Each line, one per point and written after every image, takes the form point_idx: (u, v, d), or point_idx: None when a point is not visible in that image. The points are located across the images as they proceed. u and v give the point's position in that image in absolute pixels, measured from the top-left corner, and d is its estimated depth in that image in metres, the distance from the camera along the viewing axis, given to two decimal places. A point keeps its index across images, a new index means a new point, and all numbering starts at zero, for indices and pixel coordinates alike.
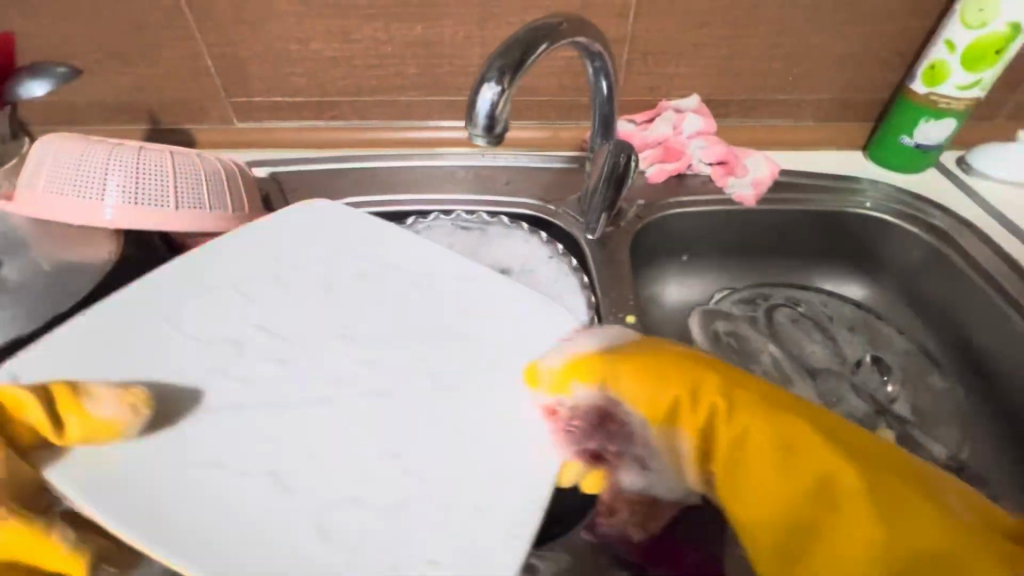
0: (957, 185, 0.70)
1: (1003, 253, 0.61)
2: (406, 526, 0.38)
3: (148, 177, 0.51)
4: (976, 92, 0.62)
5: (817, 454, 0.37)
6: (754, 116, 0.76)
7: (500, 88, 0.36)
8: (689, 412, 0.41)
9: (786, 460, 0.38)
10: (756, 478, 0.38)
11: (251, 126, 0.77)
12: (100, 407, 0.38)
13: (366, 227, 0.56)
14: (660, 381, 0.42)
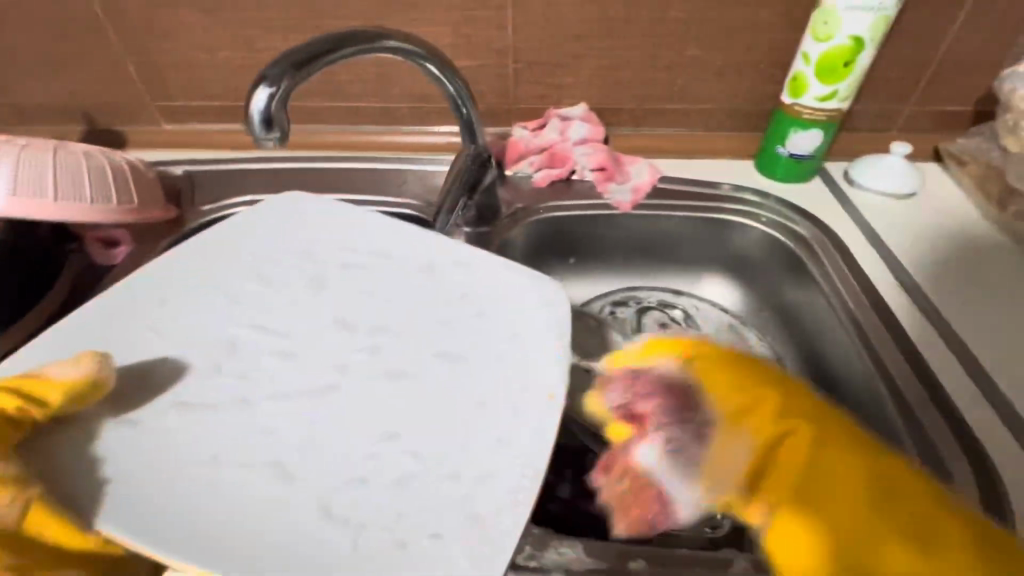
0: (837, 196, 0.71)
1: (856, 267, 0.62)
2: (407, 502, 0.40)
3: (28, 169, 0.57)
4: (836, 104, 0.63)
5: (915, 501, 0.37)
6: (646, 125, 0.77)
7: (275, 89, 0.41)
8: (767, 409, 0.42)
9: (884, 499, 0.37)
10: (824, 498, 0.37)
11: (176, 128, 0.82)
12: (63, 371, 0.41)
13: (333, 220, 0.60)
14: (738, 385, 0.44)
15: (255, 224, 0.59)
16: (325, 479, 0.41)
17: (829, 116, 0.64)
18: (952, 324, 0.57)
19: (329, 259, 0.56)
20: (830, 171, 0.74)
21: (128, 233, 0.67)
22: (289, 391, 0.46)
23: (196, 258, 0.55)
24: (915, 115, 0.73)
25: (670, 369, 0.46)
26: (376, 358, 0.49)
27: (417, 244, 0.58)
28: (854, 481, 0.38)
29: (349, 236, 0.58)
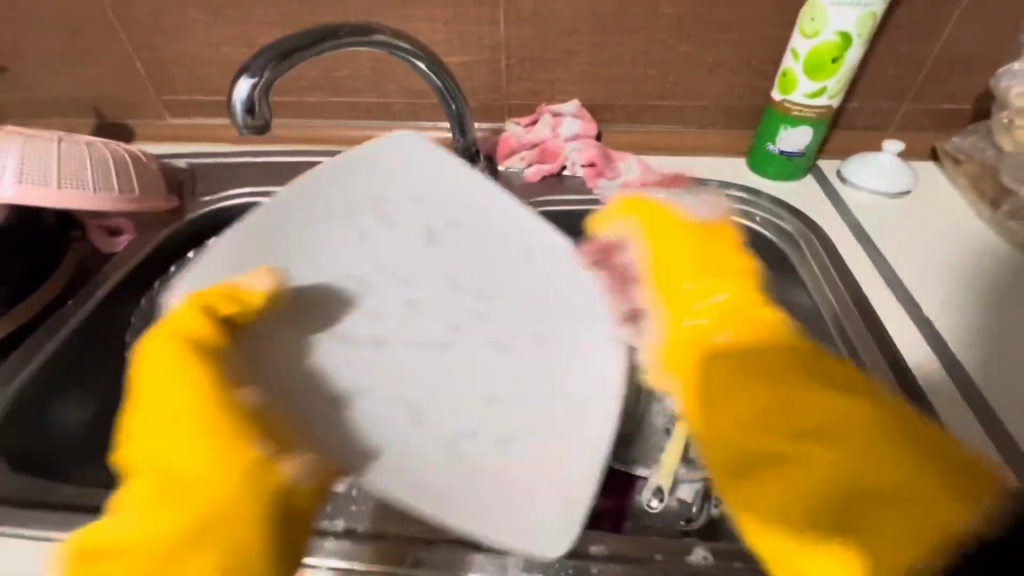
0: (828, 194, 0.70)
1: (839, 263, 0.61)
2: (519, 428, 0.53)
3: (34, 157, 0.59)
4: (825, 101, 0.63)
5: (784, 379, 0.37)
6: (639, 121, 0.77)
7: (257, 79, 0.44)
8: (714, 285, 0.44)
9: (746, 365, 0.38)
10: (727, 372, 0.39)
11: (182, 122, 0.85)
12: (252, 284, 0.49)
13: (435, 179, 0.64)
14: (670, 250, 0.47)
15: (367, 170, 0.64)
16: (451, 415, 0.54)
17: (819, 114, 0.64)
18: (935, 324, 0.57)
19: (441, 220, 0.64)
20: (823, 170, 0.73)
21: (130, 223, 0.69)
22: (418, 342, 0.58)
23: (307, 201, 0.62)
24: (911, 113, 0.72)
25: (628, 231, 0.50)
26: (483, 325, 0.60)
27: (509, 211, 0.62)
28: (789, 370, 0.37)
29: (451, 192, 0.64)
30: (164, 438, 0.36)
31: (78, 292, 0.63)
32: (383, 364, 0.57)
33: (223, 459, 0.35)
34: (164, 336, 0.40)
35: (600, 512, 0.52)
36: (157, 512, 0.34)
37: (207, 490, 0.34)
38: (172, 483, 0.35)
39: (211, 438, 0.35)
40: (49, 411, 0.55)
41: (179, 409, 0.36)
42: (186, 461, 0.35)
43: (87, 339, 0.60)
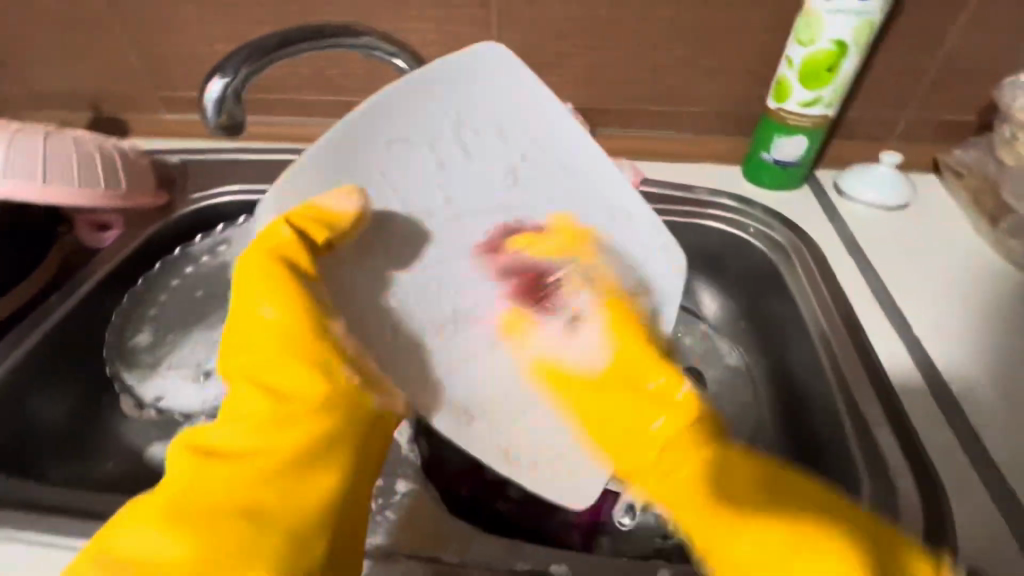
0: (823, 206, 0.68)
1: (830, 276, 0.60)
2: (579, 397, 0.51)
3: (19, 151, 0.58)
4: (821, 110, 0.62)
5: (688, 457, 0.41)
6: (633, 126, 0.76)
7: (228, 81, 0.44)
8: (619, 377, 0.49)
9: (673, 452, 0.42)
10: (669, 458, 0.41)
11: (176, 117, 0.85)
12: (337, 205, 0.47)
13: (524, 108, 0.55)
14: (253, 291, 0.42)
15: (492, 90, 0.55)
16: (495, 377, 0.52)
17: (814, 123, 0.63)
18: (923, 342, 0.55)
19: (510, 154, 0.56)
20: (820, 180, 0.71)
21: (118, 219, 0.69)
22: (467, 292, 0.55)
23: (426, 123, 0.54)
24: (912, 123, 0.70)
25: (588, 309, 0.54)
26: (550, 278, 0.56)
27: (582, 164, 0.56)
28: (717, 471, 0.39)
29: (511, 123, 0.56)
30: (263, 360, 0.39)
31: (63, 285, 0.63)
32: (433, 308, 0.52)
33: (308, 410, 0.38)
34: (263, 258, 0.43)
35: (570, 524, 0.51)
36: (262, 427, 0.37)
37: (314, 413, 0.38)
38: (281, 405, 0.38)
39: (301, 372, 0.39)
40: (25, 407, 0.55)
41: (281, 334, 0.40)
42: (291, 384, 0.38)
43: (68, 334, 0.60)
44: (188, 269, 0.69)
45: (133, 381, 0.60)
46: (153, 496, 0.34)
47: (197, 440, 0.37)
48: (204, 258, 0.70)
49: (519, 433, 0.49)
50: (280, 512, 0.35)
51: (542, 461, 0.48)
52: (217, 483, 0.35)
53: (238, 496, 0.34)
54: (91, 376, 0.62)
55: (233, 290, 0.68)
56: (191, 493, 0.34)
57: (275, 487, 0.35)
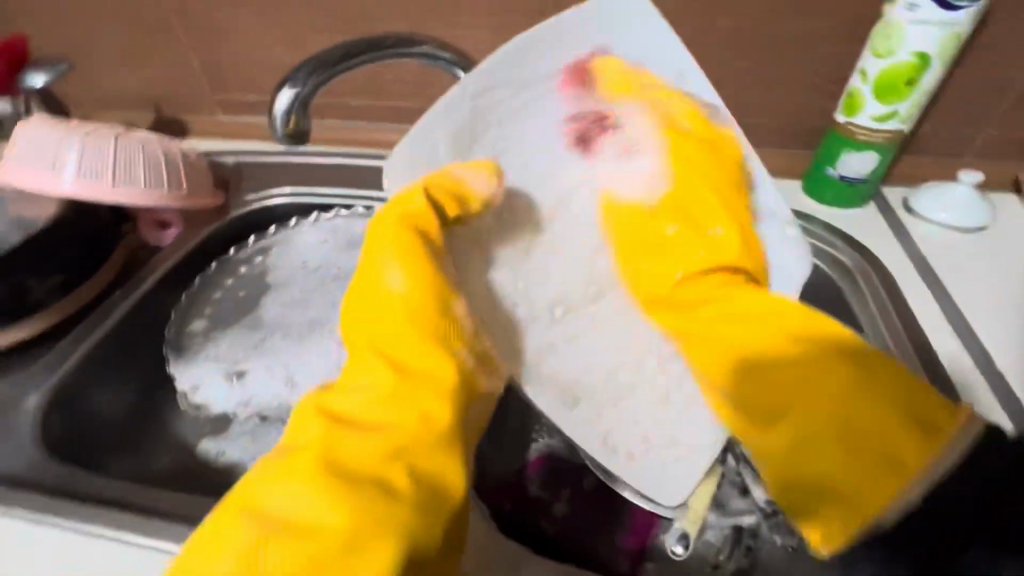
0: (891, 224, 0.65)
1: (901, 301, 0.56)
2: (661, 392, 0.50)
3: (91, 155, 0.61)
4: (896, 125, 0.59)
5: (792, 371, 0.42)
6: None
7: (297, 91, 0.45)
8: (685, 225, 0.50)
9: (733, 318, 0.46)
10: (732, 325, 0.47)
11: (233, 120, 0.87)
12: (471, 182, 0.44)
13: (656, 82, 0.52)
14: (386, 250, 0.38)
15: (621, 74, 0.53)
16: (596, 360, 0.51)
17: (886, 138, 0.60)
18: (1006, 374, 0.51)
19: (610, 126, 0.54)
20: (887, 199, 0.67)
21: (178, 218, 0.71)
22: (570, 277, 0.53)
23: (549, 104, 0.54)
24: (992, 140, 0.66)
25: (646, 134, 0.52)
26: None
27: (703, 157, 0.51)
28: (784, 351, 0.43)
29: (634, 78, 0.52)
30: (391, 332, 0.37)
31: (125, 282, 0.65)
32: (548, 286, 0.53)
33: (435, 380, 0.36)
34: (395, 222, 0.40)
35: (616, 547, 0.49)
36: (394, 397, 0.35)
37: (441, 389, 0.36)
38: (406, 379, 0.35)
39: (428, 342, 0.37)
40: (86, 400, 0.58)
41: (413, 313, 0.37)
42: (416, 359, 0.36)
43: (128, 330, 0.62)
44: (241, 270, 0.71)
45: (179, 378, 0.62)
46: (292, 453, 0.32)
47: (325, 403, 0.35)
48: (256, 260, 0.72)
49: (611, 419, 0.49)
50: (417, 485, 0.32)
51: (636, 454, 0.48)
52: (354, 448, 0.32)
53: (369, 463, 0.32)
54: (148, 371, 0.64)
55: (268, 295, 0.69)
56: (330, 458, 0.31)
57: (417, 456, 0.33)
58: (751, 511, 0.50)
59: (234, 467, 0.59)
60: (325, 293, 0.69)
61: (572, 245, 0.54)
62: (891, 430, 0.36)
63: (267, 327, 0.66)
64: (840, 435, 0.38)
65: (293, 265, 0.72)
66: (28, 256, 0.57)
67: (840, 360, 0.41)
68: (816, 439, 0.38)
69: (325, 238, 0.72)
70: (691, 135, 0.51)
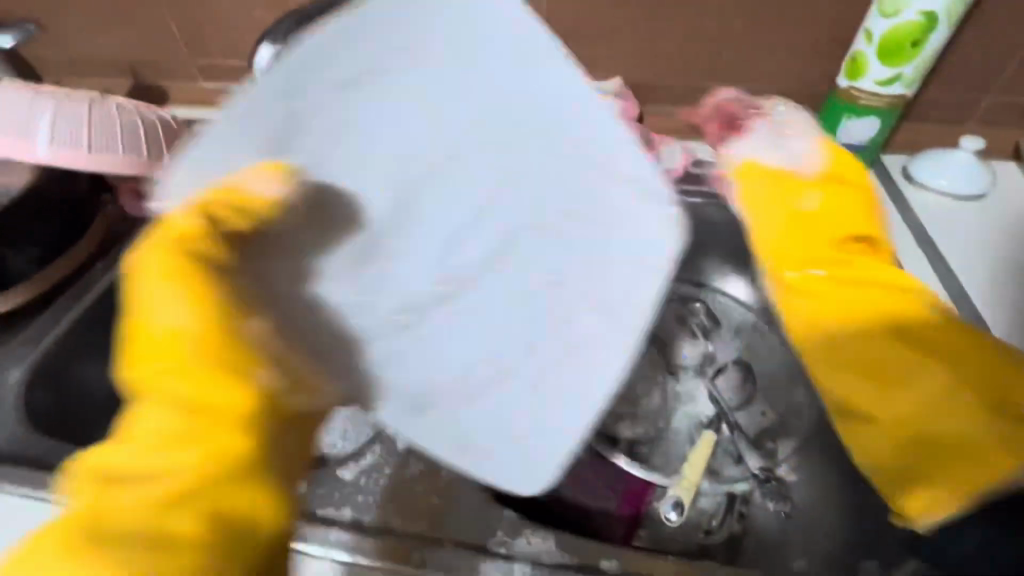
0: (890, 191, 0.63)
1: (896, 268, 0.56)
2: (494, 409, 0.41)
3: (65, 120, 0.58)
4: (899, 89, 0.57)
5: (928, 338, 0.40)
6: (685, 103, 0.72)
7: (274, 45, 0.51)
8: (825, 192, 0.45)
9: (858, 280, 0.42)
10: (862, 295, 0.42)
11: (215, 86, 0.84)
12: (244, 184, 0.40)
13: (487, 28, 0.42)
14: (150, 280, 0.32)
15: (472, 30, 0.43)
16: (440, 359, 0.46)
17: (888, 102, 0.58)
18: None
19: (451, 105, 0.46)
20: (887, 165, 0.66)
21: None
22: (419, 276, 0.51)
23: (329, 92, 0.47)
24: (995, 105, 0.65)
25: (797, 129, 0.48)
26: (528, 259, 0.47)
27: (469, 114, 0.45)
28: (917, 323, 0.41)
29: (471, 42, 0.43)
30: (153, 376, 0.31)
31: (110, 254, 0.64)
32: (412, 278, 0.51)
33: (227, 416, 0.31)
34: (157, 250, 0.33)
35: (611, 515, 0.49)
36: (185, 438, 0.31)
37: (228, 421, 0.31)
38: (198, 416, 0.31)
39: (212, 373, 0.31)
40: (70, 372, 0.57)
41: (172, 352, 0.31)
42: (197, 390, 0.31)
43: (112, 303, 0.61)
44: None
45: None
46: (56, 519, 0.29)
47: (98, 458, 0.31)
48: None
49: (458, 410, 0.43)
50: (221, 523, 0.30)
51: (484, 455, 0.40)
52: (125, 502, 0.29)
53: (143, 522, 0.29)
54: None
55: None
56: (95, 522, 0.28)
57: (205, 493, 0.30)
58: (743, 480, 0.51)
59: None
60: None
61: (417, 247, 0.51)
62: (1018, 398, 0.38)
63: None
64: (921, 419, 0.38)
65: None
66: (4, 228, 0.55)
67: (957, 337, 0.41)
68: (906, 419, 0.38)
69: None
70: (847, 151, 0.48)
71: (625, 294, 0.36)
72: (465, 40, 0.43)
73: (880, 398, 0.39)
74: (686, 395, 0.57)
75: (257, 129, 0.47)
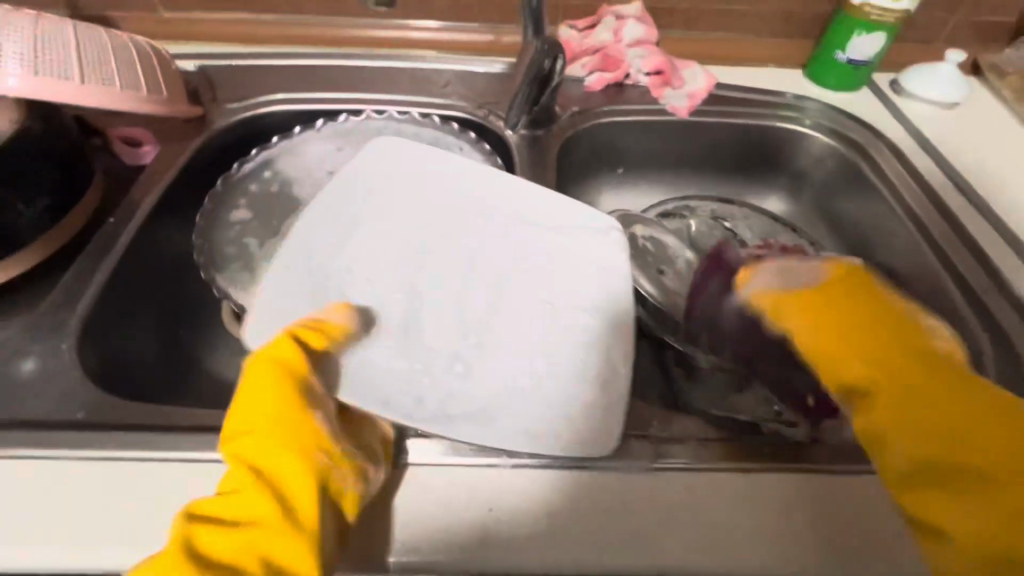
0: (887, 104, 0.71)
1: (913, 168, 0.63)
2: (568, 433, 0.40)
3: (97, 52, 0.52)
4: (907, 4, 0.63)
5: (1017, 478, 0.32)
6: (698, 28, 0.75)
7: None
8: (868, 314, 0.39)
9: (954, 424, 0.34)
10: (994, 436, 0.34)
11: (181, 17, 0.74)
12: (326, 316, 0.42)
13: (421, 158, 0.55)
14: (255, 404, 0.35)
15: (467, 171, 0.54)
16: (498, 388, 0.42)
17: (896, 19, 0.64)
18: (1007, 223, 0.58)
19: (456, 198, 0.53)
20: (878, 83, 0.74)
21: (149, 132, 0.61)
22: (408, 337, 0.45)
23: (380, 192, 0.53)
24: (959, 26, 0.74)
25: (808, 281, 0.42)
26: (541, 307, 0.47)
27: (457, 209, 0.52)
28: (1013, 458, 0.33)
29: (456, 173, 0.54)
30: (276, 436, 0.34)
31: (114, 209, 0.55)
32: (415, 355, 0.44)
33: (306, 474, 0.33)
34: (269, 359, 0.37)
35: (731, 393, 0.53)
36: (248, 486, 0.33)
37: (319, 466, 0.34)
38: (279, 504, 0.32)
39: (296, 488, 0.33)
40: (113, 339, 0.49)
41: (295, 412, 0.35)
42: (278, 478, 0.33)
43: (134, 268, 0.52)
44: (253, 187, 0.61)
45: (228, 288, 0.53)
46: (173, 551, 0.29)
47: (189, 527, 0.31)
48: (265, 175, 0.62)
49: (526, 415, 0.41)
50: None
51: (559, 430, 0.40)
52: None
53: (238, 560, 0.30)
54: (164, 312, 0.55)
55: (297, 211, 0.59)
56: (191, 558, 0.29)
57: (253, 556, 0.31)
58: None
59: None
60: None
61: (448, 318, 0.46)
62: None
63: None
64: None
65: (319, 177, 0.62)
66: (60, 179, 0.49)
67: None
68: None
69: (338, 143, 0.64)
70: (863, 278, 0.42)
71: (609, 297, 0.47)
72: (478, 178, 0.54)
73: None
74: None
75: (340, 235, 0.50)
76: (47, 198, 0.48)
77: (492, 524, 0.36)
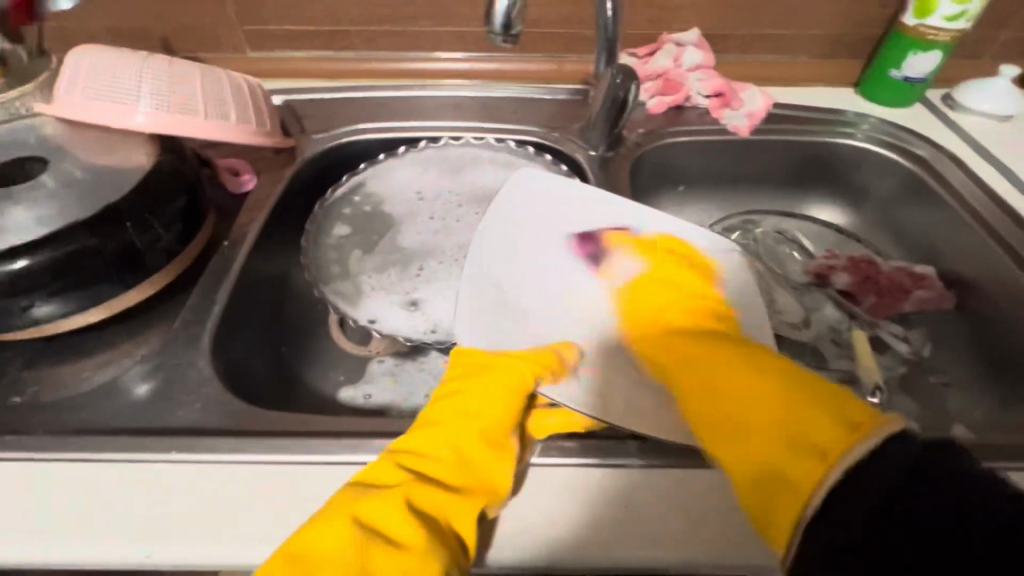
0: (943, 118, 0.73)
1: (977, 176, 0.64)
2: None
3: (217, 91, 0.57)
4: (961, 24, 0.66)
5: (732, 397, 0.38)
6: (751, 52, 0.78)
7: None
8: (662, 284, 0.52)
9: (707, 353, 0.43)
10: (712, 364, 0.41)
11: (263, 56, 0.79)
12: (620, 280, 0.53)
13: (568, 188, 0.59)
14: (472, 391, 0.41)
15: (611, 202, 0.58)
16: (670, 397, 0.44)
17: (951, 38, 0.67)
18: None
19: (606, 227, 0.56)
20: (931, 98, 0.76)
21: (247, 164, 0.65)
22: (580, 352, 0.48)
23: (533, 222, 0.58)
24: (1009, 41, 0.76)
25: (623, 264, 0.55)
26: None
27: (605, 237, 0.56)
28: (745, 381, 0.39)
29: (599, 203, 0.58)
30: (474, 410, 0.40)
31: (227, 232, 0.59)
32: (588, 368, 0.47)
33: (491, 462, 0.37)
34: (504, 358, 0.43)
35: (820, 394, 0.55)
36: (448, 455, 0.38)
37: (502, 459, 0.38)
38: (466, 478, 0.37)
39: (482, 471, 0.37)
40: (232, 352, 0.52)
41: (502, 405, 0.40)
42: (469, 456, 0.38)
43: (245, 287, 0.56)
44: (345, 210, 0.64)
45: (337, 304, 0.56)
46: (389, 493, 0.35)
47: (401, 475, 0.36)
48: (354, 199, 0.65)
49: None
50: (449, 542, 0.33)
51: None
52: (384, 520, 0.34)
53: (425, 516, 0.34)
54: (268, 328, 0.58)
55: (390, 231, 0.63)
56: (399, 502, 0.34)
57: (439, 517, 0.35)
58: (898, 365, 0.58)
59: (385, 409, 0.57)
60: (457, 225, 0.64)
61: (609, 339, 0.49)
62: (807, 429, 0.33)
63: (419, 255, 0.61)
64: (793, 416, 0.34)
65: (406, 203, 0.66)
66: (189, 203, 0.53)
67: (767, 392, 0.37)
68: (789, 408, 0.35)
69: (420, 167, 0.68)
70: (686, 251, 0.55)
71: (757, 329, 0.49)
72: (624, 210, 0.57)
73: (796, 444, 0.33)
74: (814, 303, 0.63)
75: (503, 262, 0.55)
76: (180, 222, 0.51)
77: (628, 518, 0.38)
